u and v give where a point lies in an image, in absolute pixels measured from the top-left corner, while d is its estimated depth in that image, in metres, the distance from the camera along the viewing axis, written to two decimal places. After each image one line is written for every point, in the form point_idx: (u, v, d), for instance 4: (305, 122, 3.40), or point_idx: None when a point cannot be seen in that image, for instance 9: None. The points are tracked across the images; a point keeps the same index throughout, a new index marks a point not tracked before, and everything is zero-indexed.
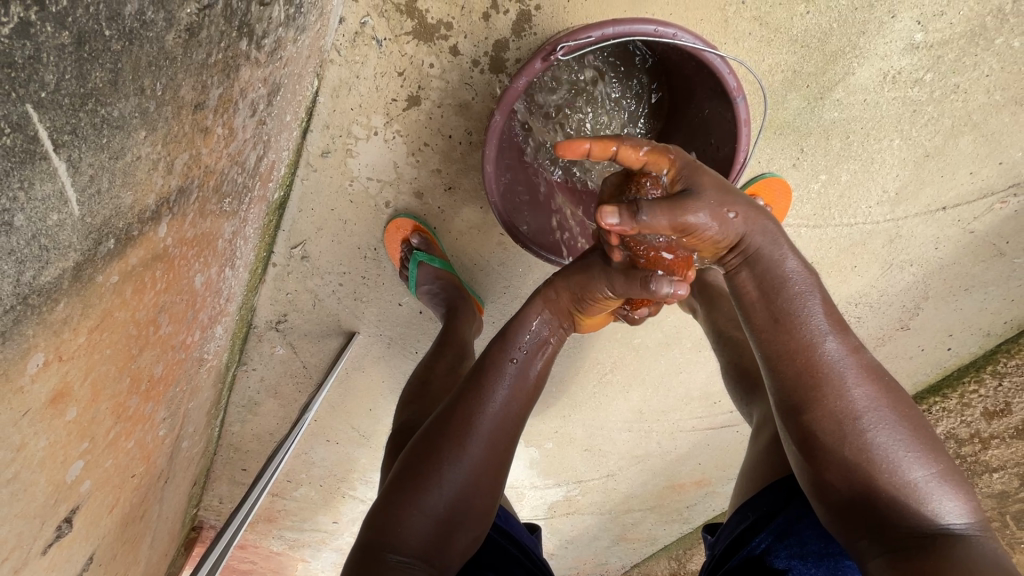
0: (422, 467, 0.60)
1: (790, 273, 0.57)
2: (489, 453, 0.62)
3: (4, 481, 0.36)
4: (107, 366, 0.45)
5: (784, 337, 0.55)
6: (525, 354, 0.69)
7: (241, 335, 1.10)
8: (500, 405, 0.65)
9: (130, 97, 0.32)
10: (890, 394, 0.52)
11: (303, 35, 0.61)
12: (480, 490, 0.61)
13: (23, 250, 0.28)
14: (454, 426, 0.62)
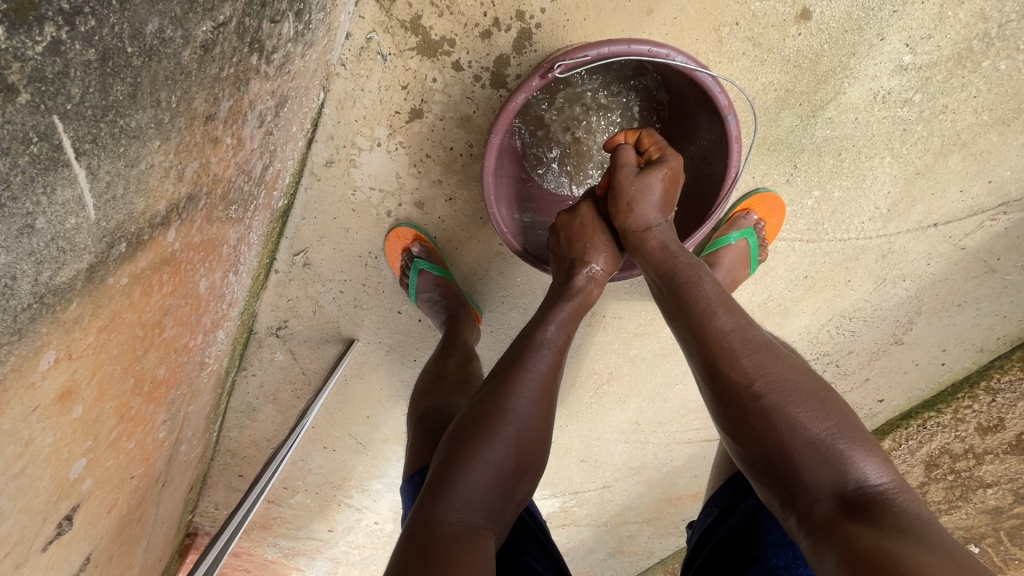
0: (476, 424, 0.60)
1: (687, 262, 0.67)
2: (536, 418, 0.62)
3: (12, 474, 0.37)
4: (113, 367, 0.46)
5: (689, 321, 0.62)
6: (561, 328, 0.69)
7: (241, 340, 1.11)
8: (546, 366, 0.66)
9: (147, 109, 0.34)
10: (782, 359, 0.58)
11: (311, 50, 0.63)
12: (530, 447, 0.61)
13: (42, 251, 0.30)
14: (503, 386, 0.63)
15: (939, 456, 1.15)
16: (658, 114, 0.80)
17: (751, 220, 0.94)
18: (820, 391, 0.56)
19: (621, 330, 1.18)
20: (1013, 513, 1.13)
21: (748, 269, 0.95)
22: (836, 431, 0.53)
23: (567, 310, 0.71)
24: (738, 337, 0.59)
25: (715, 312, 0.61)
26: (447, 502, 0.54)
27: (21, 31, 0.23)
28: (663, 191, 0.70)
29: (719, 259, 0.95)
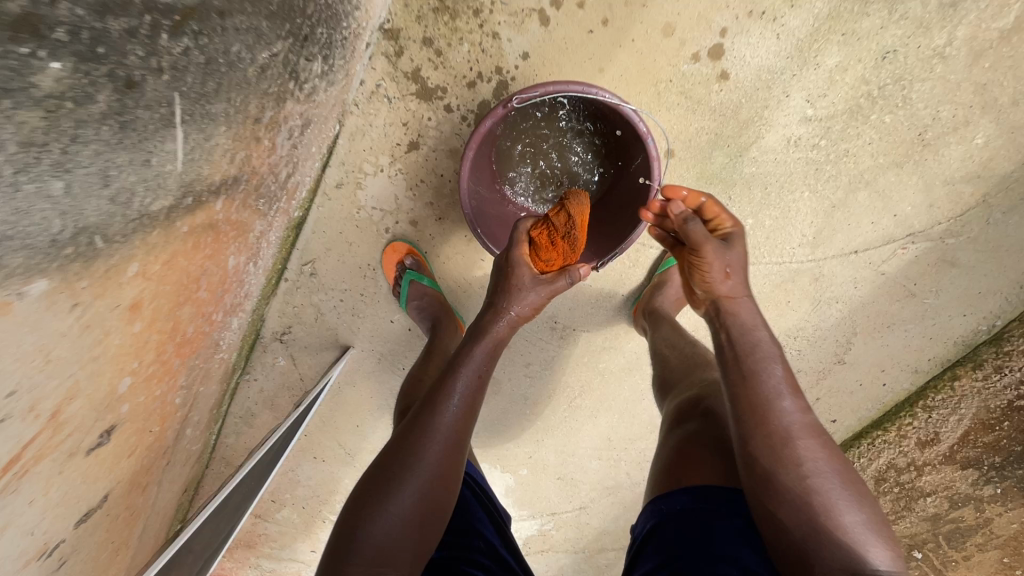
0: (393, 457, 0.71)
1: (761, 338, 0.70)
2: (448, 446, 0.73)
3: (94, 354, 0.51)
4: (163, 301, 0.60)
5: (750, 394, 0.66)
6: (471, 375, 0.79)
7: (248, 343, 1.24)
8: (461, 397, 0.77)
9: (222, 102, 0.52)
10: (830, 452, 0.64)
11: (333, 87, 0.82)
12: (445, 470, 0.71)
13: (152, 181, 0.46)
14: (419, 423, 0.73)
15: (887, 470, 1.25)
16: (605, 148, 0.99)
17: None
18: (854, 482, 0.63)
19: (588, 344, 1.30)
20: (950, 518, 1.22)
21: None
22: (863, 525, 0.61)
23: (482, 352, 0.82)
24: (797, 426, 0.64)
25: (782, 397, 0.65)
26: (366, 524, 0.66)
27: (173, 38, 0.42)
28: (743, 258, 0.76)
29: (671, 276, 1.11)
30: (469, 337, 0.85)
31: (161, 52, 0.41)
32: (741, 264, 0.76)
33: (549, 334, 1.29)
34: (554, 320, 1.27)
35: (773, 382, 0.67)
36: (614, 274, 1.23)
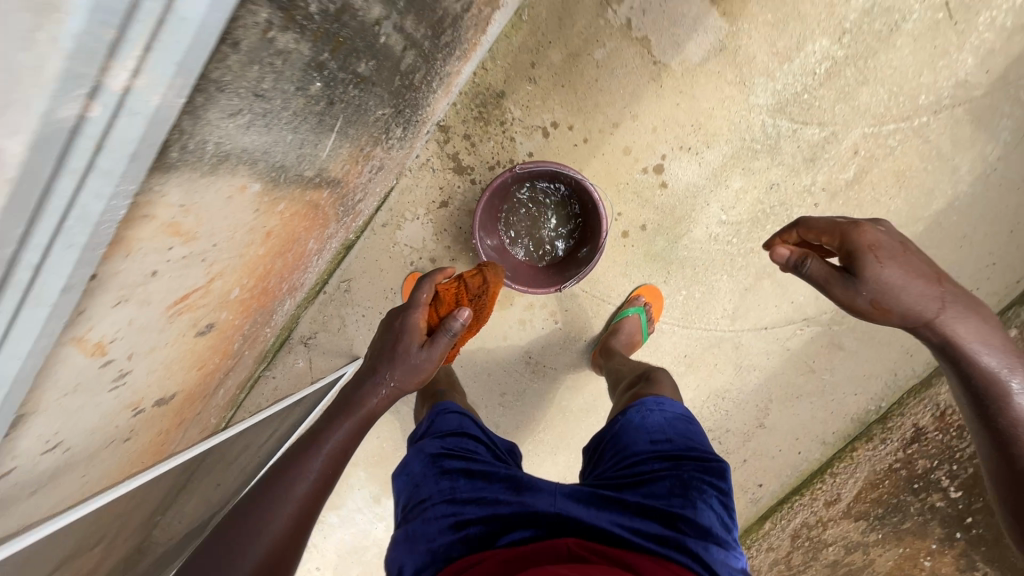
0: (236, 540, 0.78)
1: (962, 334, 0.78)
2: (293, 509, 0.81)
3: (242, 252, 0.84)
4: (276, 243, 0.95)
5: (981, 411, 0.78)
6: (333, 441, 0.89)
7: (280, 339, 1.54)
8: (311, 469, 0.85)
9: (352, 134, 0.91)
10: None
11: (401, 150, 1.25)
12: (281, 546, 0.78)
13: (309, 163, 0.83)
14: (268, 492, 0.82)
15: (801, 527, 1.50)
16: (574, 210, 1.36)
17: (641, 301, 1.44)
18: None
19: (555, 383, 1.57)
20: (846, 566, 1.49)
21: (641, 335, 1.41)
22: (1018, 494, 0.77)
23: (351, 420, 0.92)
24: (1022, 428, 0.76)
25: (998, 394, 0.77)
26: None
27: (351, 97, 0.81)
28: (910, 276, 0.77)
29: (622, 325, 1.41)
30: (340, 409, 0.94)
31: (344, 102, 0.80)
32: (899, 276, 0.77)
33: (524, 367, 1.56)
34: (529, 356, 1.55)
35: (985, 365, 0.77)
36: (581, 327, 1.53)
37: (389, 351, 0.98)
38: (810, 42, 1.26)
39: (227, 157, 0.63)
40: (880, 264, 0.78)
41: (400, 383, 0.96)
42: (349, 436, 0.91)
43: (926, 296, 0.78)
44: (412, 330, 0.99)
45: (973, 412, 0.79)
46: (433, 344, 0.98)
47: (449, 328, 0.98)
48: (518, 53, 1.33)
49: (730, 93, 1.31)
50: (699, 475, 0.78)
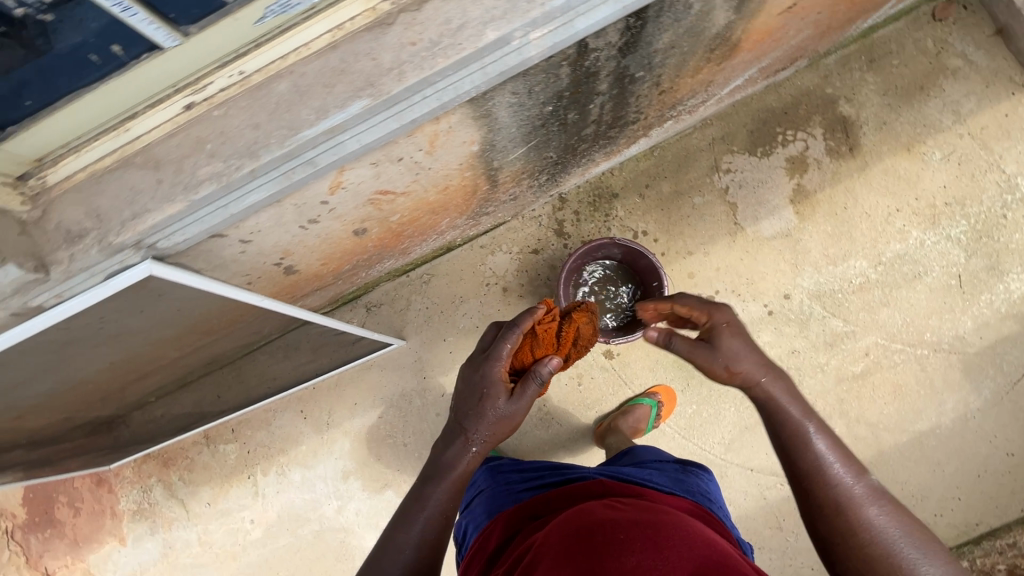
0: (381, 557, 1.03)
1: (794, 412, 0.97)
2: (422, 540, 1.04)
3: (427, 189, 1.14)
4: (439, 200, 1.25)
5: (807, 467, 0.92)
6: (443, 489, 1.08)
7: (352, 295, 1.79)
8: (429, 512, 1.06)
9: (530, 156, 1.25)
10: (890, 506, 0.88)
11: (532, 195, 1.60)
12: (415, 563, 1.02)
13: (501, 155, 1.16)
14: (398, 526, 1.05)
15: None
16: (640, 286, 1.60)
17: (655, 396, 1.64)
18: (911, 541, 0.84)
19: (553, 438, 1.72)
20: None
21: (646, 425, 1.59)
22: (895, 527, 0.85)
23: (448, 481, 1.08)
24: (849, 487, 0.89)
25: (819, 463, 0.92)
26: None
27: (550, 132, 1.16)
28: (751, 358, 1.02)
29: (634, 410, 1.60)
30: (438, 466, 1.10)
31: (546, 132, 1.15)
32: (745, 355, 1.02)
33: (535, 411, 1.72)
34: (543, 404, 1.72)
35: (818, 451, 0.93)
36: (597, 399, 1.71)
37: (472, 412, 1.10)
38: (853, 259, 1.63)
39: (489, 114, 0.95)
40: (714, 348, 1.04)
41: (487, 437, 1.10)
42: (457, 484, 1.10)
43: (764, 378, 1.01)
44: (498, 386, 1.10)
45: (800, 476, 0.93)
46: (517, 398, 1.10)
47: (536, 376, 1.11)
48: (640, 173, 1.73)
49: (783, 268, 1.65)
50: (693, 469, 1.20)
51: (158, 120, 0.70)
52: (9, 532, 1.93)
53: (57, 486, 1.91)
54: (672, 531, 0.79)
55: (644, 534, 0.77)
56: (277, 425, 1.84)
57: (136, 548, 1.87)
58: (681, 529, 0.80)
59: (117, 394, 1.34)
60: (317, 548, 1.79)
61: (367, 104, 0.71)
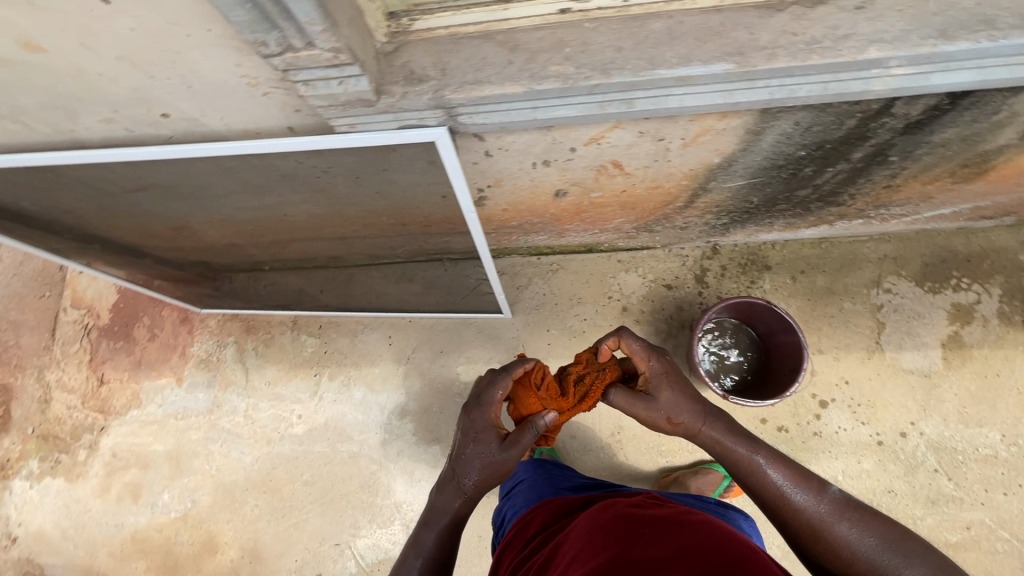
0: (400, 563, 1.15)
1: (743, 453, 1.05)
2: (432, 551, 1.14)
3: (645, 181, 1.18)
4: (639, 198, 1.28)
5: (771, 501, 1.01)
6: (449, 513, 1.15)
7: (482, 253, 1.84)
8: (433, 531, 1.15)
9: (739, 192, 1.27)
10: (855, 517, 0.93)
11: (698, 232, 1.61)
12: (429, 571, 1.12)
13: (724, 178, 1.18)
14: (414, 539, 1.17)
15: None
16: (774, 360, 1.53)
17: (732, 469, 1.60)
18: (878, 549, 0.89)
19: (613, 468, 1.68)
20: None
21: (712, 490, 1.56)
22: (867, 534, 0.90)
23: (447, 508, 1.16)
24: (806, 506, 0.97)
25: (780, 492, 0.99)
26: None
27: (778, 176, 1.18)
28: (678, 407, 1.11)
29: (707, 472, 1.57)
30: (439, 494, 1.18)
31: (776, 174, 1.17)
32: (678, 402, 1.12)
33: (606, 434, 1.69)
34: (617, 431, 1.69)
35: (770, 481, 1.01)
36: (670, 450, 1.67)
37: (461, 454, 1.16)
38: (986, 427, 1.55)
39: (761, 132, 0.97)
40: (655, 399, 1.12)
41: (480, 479, 1.14)
42: (463, 509, 1.17)
43: (698, 422, 1.11)
44: (486, 434, 1.15)
45: (773, 511, 1.01)
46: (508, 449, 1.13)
47: (531, 428, 1.12)
48: (799, 258, 1.72)
49: (909, 406, 1.59)
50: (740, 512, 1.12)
51: (528, 13, 0.73)
52: (88, 329, 2.03)
53: (148, 308, 2.01)
54: (693, 528, 0.73)
55: (666, 531, 0.72)
56: (361, 340, 1.89)
57: (187, 393, 1.92)
58: (705, 527, 0.75)
59: (270, 233, 1.41)
60: (348, 468, 1.79)
61: (727, 70, 0.70)
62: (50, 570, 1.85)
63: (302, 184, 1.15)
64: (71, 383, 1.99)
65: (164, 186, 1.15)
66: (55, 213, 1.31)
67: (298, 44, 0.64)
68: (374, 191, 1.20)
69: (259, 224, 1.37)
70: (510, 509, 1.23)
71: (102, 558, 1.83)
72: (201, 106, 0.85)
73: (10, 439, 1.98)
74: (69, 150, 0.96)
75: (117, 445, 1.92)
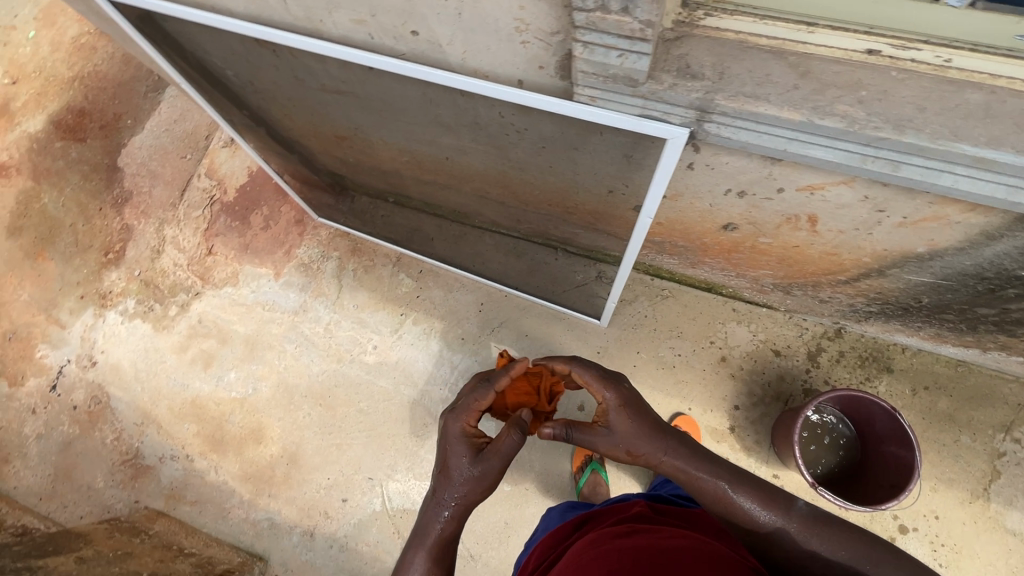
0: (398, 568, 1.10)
1: (703, 476, 1.00)
2: (431, 557, 1.10)
3: (827, 244, 1.11)
4: (806, 258, 1.21)
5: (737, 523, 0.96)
6: (447, 516, 1.12)
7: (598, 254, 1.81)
8: (433, 531, 1.11)
9: (916, 287, 1.17)
10: (815, 525, 0.90)
11: (835, 310, 1.52)
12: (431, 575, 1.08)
13: (915, 268, 1.09)
14: (413, 543, 1.12)
15: None
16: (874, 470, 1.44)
17: None
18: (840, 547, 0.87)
19: None
20: None
21: None
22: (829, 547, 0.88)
23: (440, 508, 1.13)
24: (765, 524, 0.93)
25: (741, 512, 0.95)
26: None
27: (974, 285, 1.08)
28: (629, 433, 1.07)
29: None
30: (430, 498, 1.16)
31: (974, 283, 1.07)
32: (634, 428, 1.07)
33: None
34: None
35: (731, 500, 0.96)
36: None
37: (443, 455, 1.17)
38: None
39: (995, 238, 0.89)
40: (613, 429, 1.08)
41: (463, 481, 1.12)
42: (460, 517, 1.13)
43: (659, 453, 1.04)
44: (459, 444, 1.15)
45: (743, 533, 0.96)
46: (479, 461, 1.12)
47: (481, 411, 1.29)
48: (927, 373, 1.60)
49: (999, 567, 1.45)
50: None
51: (833, 44, 0.67)
52: (213, 200, 2.14)
53: (271, 199, 2.10)
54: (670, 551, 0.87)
55: (649, 555, 0.86)
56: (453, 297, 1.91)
57: (281, 289, 1.99)
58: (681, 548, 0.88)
59: (427, 168, 1.43)
60: (403, 412, 1.82)
61: None
62: (114, 402, 1.98)
63: (485, 136, 1.15)
64: (184, 244, 2.11)
65: (356, 95, 1.17)
66: (244, 88, 1.35)
67: (613, 6, 0.61)
68: (546, 164, 1.19)
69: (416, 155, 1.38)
70: (528, 546, 1.36)
71: (161, 409, 1.94)
72: (455, 35, 0.85)
73: (118, 274, 2.12)
74: (301, 39, 0.97)
75: (205, 312, 2.02)
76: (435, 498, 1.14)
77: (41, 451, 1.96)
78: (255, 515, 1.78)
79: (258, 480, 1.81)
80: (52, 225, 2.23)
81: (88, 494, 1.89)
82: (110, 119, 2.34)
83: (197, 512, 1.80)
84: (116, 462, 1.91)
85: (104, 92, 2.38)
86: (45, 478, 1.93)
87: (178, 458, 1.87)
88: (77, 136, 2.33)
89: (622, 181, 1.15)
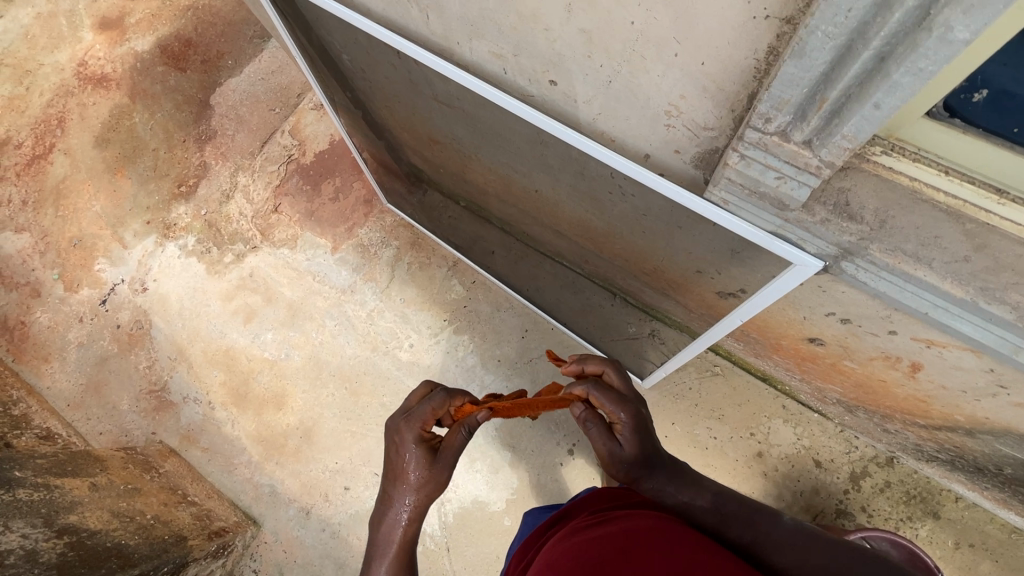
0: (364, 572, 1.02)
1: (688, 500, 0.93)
2: (393, 557, 1.00)
3: (921, 391, 1.02)
4: (890, 393, 1.12)
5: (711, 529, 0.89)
6: (406, 514, 1.02)
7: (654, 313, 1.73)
8: (393, 532, 1.02)
9: (1005, 455, 1.07)
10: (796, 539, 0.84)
11: (896, 440, 1.42)
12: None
13: (1014, 441, 0.99)
14: (376, 542, 1.03)
15: None
16: None
17: None
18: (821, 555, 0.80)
19: None
20: None
21: None
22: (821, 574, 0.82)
23: (400, 507, 1.02)
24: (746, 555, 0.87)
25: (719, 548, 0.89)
26: None
27: None
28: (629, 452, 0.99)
29: None
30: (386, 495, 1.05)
31: None
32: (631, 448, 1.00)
33: None
34: None
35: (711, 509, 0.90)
36: None
37: (392, 452, 1.04)
38: None
39: None
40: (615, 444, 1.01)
41: (421, 480, 1.01)
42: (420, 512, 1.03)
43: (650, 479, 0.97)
44: (413, 446, 1.01)
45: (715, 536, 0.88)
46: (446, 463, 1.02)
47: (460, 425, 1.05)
48: (977, 530, 1.48)
49: None
50: None
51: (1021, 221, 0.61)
52: (290, 159, 2.15)
53: (345, 173, 2.10)
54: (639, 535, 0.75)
55: (619, 543, 0.73)
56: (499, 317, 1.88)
57: (334, 264, 2.00)
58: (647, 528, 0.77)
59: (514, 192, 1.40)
60: None
61: None
62: (154, 331, 2.03)
63: (586, 185, 1.10)
64: (253, 196, 2.13)
65: (466, 112, 1.13)
66: (354, 73, 1.33)
67: (794, 136, 0.59)
68: (640, 227, 1.13)
69: (505, 177, 1.34)
70: None
71: (195, 350, 1.98)
72: (597, 98, 0.79)
73: (186, 209, 2.17)
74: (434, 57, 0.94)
75: (258, 267, 2.04)
76: (393, 498, 1.03)
77: (78, 359, 2.04)
78: (259, 478, 1.81)
79: (270, 445, 1.84)
80: (137, 145, 2.30)
81: (111, 412, 1.95)
82: (212, 56, 2.38)
83: (206, 459, 1.84)
84: (143, 390, 1.96)
85: (213, 28, 2.42)
86: (77, 386, 2.01)
87: (200, 402, 1.92)
88: (179, 65, 2.38)
89: (716, 267, 1.09)
